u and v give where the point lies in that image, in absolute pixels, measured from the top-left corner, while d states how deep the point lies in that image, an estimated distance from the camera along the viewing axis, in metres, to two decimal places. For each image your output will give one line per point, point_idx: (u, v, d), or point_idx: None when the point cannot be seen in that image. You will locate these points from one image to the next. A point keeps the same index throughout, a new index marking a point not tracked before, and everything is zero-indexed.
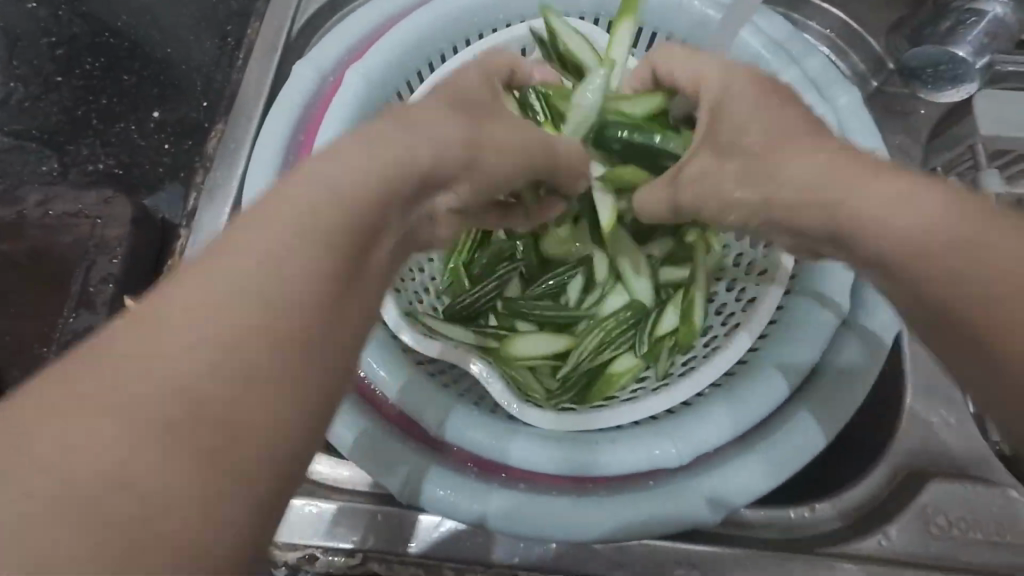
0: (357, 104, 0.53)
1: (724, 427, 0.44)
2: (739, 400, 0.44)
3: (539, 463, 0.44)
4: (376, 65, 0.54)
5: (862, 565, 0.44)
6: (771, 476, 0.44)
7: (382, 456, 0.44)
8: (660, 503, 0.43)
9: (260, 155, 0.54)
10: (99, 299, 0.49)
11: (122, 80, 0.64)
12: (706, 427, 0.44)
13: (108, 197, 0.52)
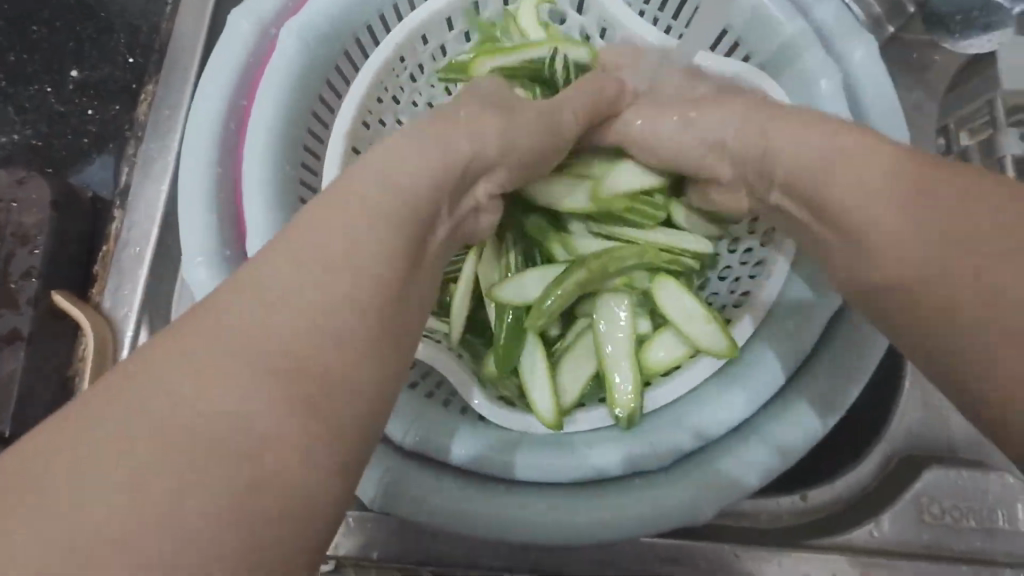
0: (305, 62, 0.46)
1: (704, 419, 0.41)
2: (721, 393, 0.42)
3: (512, 463, 0.42)
4: (322, 15, 0.46)
5: (852, 557, 0.43)
6: (767, 472, 0.40)
7: (351, 459, 0.42)
8: (647, 503, 0.40)
9: (197, 124, 0.47)
10: (22, 296, 0.44)
11: (31, 31, 0.54)
12: (686, 420, 0.42)
13: (21, 176, 0.46)
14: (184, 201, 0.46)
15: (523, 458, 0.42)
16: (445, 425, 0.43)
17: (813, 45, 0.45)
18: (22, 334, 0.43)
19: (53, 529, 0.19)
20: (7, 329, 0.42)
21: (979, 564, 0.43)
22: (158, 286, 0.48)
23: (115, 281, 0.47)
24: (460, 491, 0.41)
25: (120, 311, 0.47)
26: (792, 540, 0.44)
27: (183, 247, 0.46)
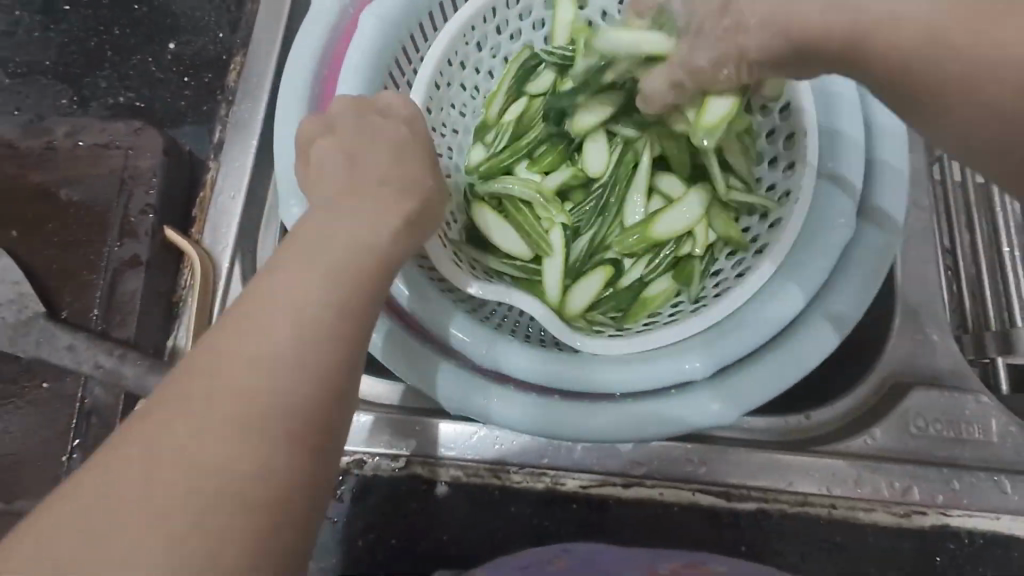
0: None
1: (734, 345, 0.45)
2: (750, 318, 0.46)
3: (558, 375, 0.46)
4: None
5: (850, 460, 0.50)
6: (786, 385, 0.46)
7: (415, 363, 0.47)
8: (673, 415, 0.46)
9: (288, 91, 0.52)
10: (140, 228, 0.51)
11: (132, 10, 0.62)
12: (719, 345, 0.45)
13: (137, 128, 0.53)
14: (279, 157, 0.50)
15: (569, 368, 0.46)
16: (498, 344, 0.46)
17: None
18: (142, 260, 0.50)
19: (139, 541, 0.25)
20: (130, 254, 0.50)
21: (959, 467, 0.50)
22: (248, 227, 0.56)
23: (212, 221, 0.55)
24: (512, 397, 0.46)
25: (218, 246, 0.54)
26: (797, 446, 0.51)
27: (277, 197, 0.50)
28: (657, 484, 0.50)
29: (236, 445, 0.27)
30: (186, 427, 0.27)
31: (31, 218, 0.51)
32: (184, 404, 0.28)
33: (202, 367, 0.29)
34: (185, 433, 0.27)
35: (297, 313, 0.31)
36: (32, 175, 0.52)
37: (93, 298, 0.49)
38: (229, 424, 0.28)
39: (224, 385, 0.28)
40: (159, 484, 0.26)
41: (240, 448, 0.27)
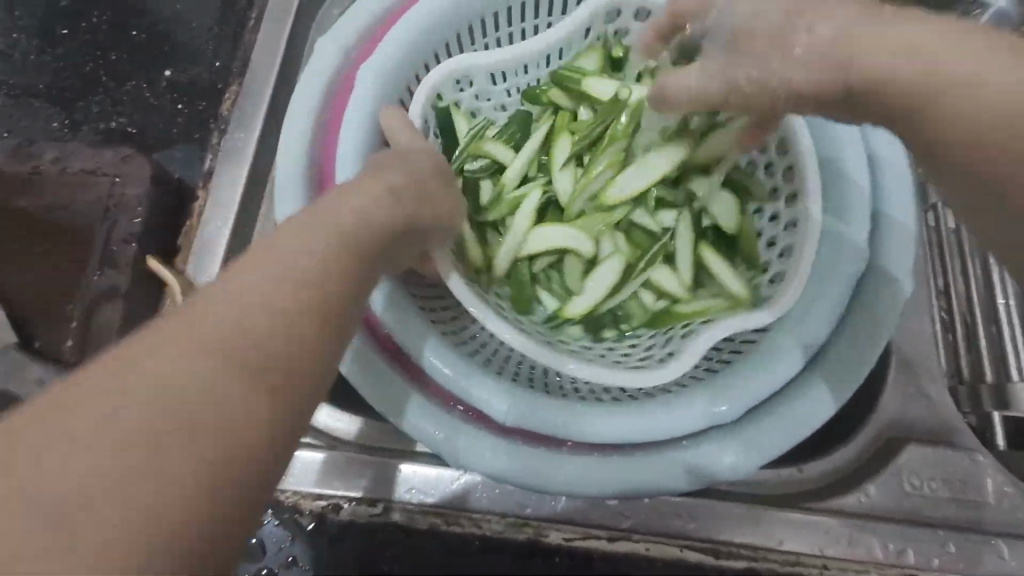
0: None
1: (739, 396, 0.45)
2: (737, 381, 0.46)
3: (560, 427, 0.44)
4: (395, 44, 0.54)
5: (843, 519, 0.48)
6: (764, 454, 0.46)
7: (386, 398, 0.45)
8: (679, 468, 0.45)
9: (291, 132, 0.54)
10: (122, 258, 0.50)
11: (131, 36, 0.62)
12: (724, 396, 0.45)
13: (126, 155, 0.52)
14: (282, 200, 0.52)
15: (572, 421, 0.45)
16: (482, 382, 0.45)
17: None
18: (121, 290, 0.49)
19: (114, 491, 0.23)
20: (109, 284, 0.49)
21: (954, 529, 0.48)
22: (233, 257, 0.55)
23: (198, 253, 0.54)
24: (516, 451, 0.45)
25: (202, 278, 0.53)
26: (789, 503, 0.49)
27: None
28: (643, 539, 0.48)
29: (182, 405, 0.25)
30: (148, 372, 0.25)
31: (11, 244, 0.50)
32: (156, 363, 0.25)
33: (187, 312, 0.27)
34: (169, 380, 0.25)
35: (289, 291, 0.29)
36: (15, 201, 0.51)
37: (69, 329, 0.48)
38: (185, 391, 0.25)
39: (190, 357, 0.26)
40: (102, 430, 0.24)
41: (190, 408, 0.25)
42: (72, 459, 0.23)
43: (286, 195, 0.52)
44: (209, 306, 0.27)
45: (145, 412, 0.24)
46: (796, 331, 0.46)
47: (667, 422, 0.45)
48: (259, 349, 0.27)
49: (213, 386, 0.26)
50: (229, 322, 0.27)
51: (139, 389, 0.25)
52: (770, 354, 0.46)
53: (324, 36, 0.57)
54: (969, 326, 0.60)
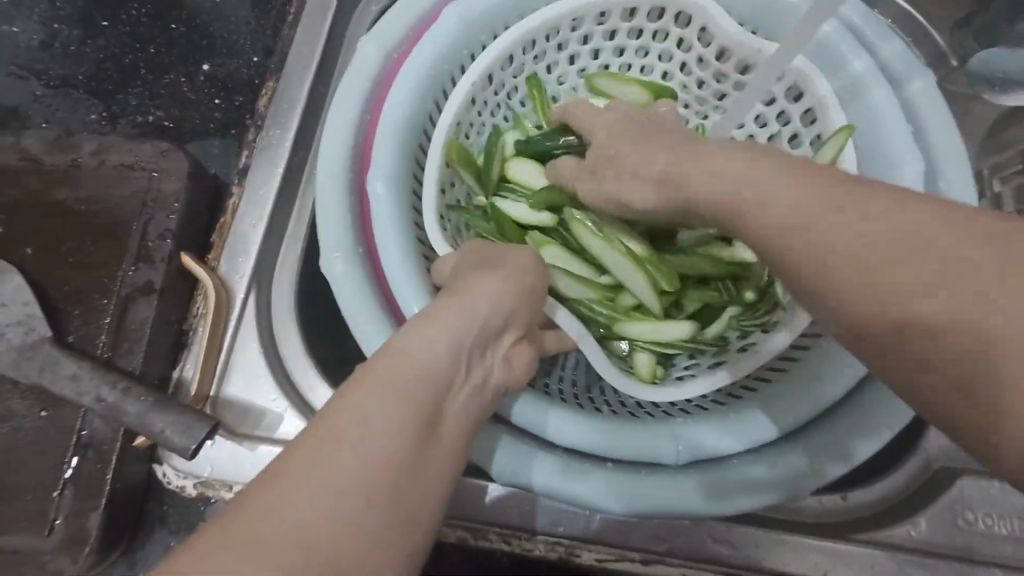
0: (423, 82, 0.53)
1: (801, 405, 0.46)
2: (784, 397, 0.47)
3: (618, 446, 0.46)
4: (438, 44, 0.53)
5: (893, 554, 0.46)
6: (827, 470, 0.45)
7: None
8: (751, 480, 0.45)
9: (331, 130, 0.53)
10: (157, 254, 0.49)
11: (170, 29, 0.62)
12: (782, 406, 0.46)
13: (163, 149, 0.51)
14: (321, 202, 0.52)
15: (635, 439, 0.46)
16: (535, 401, 0.47)
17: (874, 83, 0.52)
18: (155, 287, 0.48)
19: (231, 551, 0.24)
20: (143, 280, 0.48)
21: (1011, 570, 0.46)
22: (267, 256, 0.54)
23: (233, 251, 0.53)
24: (580, 473, 0.45)
25: (236, 277, 0.52)
26: (833, 533, 0.47)
27: (320, 244, 0.51)
28: (680, 564, 0.46)
29: (385, 471, 0.29)
30: (345, 454, 0.28)
31: (46, 237, 0.50)
32: (345, 430, 0.29)
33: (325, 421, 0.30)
34: (349, 442, 0.29)
35: (409, 373, 0.33)
36: (52, 193, 0.51)
37: (101, 324, 0.47)
38: (373, 458, 0.29)
39: (382, 423, 0.30)
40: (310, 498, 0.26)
41: (380, 479, 0.28)
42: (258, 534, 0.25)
43: (327, 198, 0.52)
44: (400, 382, 0.33)
45: (297, 486, 0.27)
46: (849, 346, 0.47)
47: (716, 439, 0.46)
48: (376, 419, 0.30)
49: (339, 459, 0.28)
50: (388, 395, 0.31)
51: (284, 489, 0.27)
52: (820, 367, 0.47)
53: (367, 35, 0.56)
54: None
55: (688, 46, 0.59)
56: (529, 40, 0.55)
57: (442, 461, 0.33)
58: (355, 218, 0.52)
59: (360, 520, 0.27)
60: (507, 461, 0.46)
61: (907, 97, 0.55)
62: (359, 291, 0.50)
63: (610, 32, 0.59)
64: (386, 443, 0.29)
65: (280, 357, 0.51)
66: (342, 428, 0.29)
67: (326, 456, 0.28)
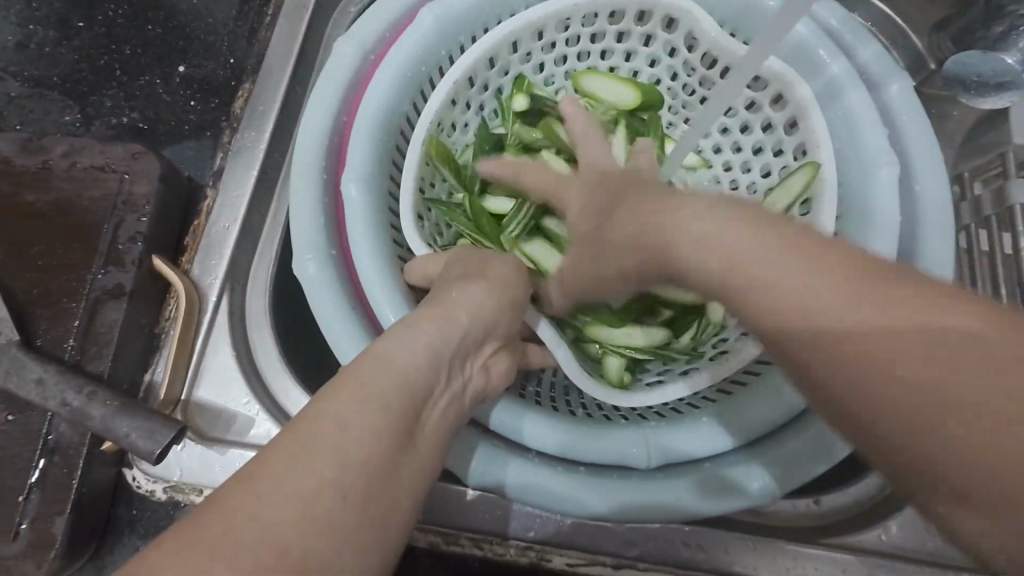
0: (398, 85, 0.53)
1: (774, 410, 0.46)
2: (758, 402, 0.46)
3: (593, 450, 0.46)
4: (414, 46, 0.53)
5: (865, 558, 0.46)
6: (798, 475, 0.45)
7: None
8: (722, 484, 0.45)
9: (307, 131, 0.53)
10: (127, 257, 0.49)
11: (146, 30, 0.61)
12: (756, 410, 0.46)
13: (136, 151, 0.51)
14: (296, 204, 0.51)
15: (608, 443, 0.46)
16: (511, 407, 0.47)
17: (850, 86, 0.52)
18: (125, 290, 0.48)
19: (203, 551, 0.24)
20: (113, 284, 0.48)
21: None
22: (241, 258, 0.54)
23: (206, 253, 0.53)
24: (555, 478, 0.45)
25: (209, 280, 0.52)
26: (805, 537, 0.47)
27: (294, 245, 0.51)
28: (652, 568, 0.46)
29: (360, 478, 0.28)
30: (325, 452, 0.28)
31: (17, 239, 0.50)
32: (318, 430, 0.28)
33: (303, 419, 0.29)
34: (325, 444, 0.28)
35: (390, 378, 0.33)
36: (22, 195, 0.51)
37: (70, 328, 0.47)
38: (349, 459, 0.28)
39: (360, 428, 0.29)
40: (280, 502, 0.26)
41: (354, 484, 0.28)
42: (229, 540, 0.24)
43: (302, 201, 0.51)
44: (378, 386, 0.32)
45: (270, 488, 0.26)
46: None
47: (690, 444, 0.46)
48: (357, 420, 0.29)
49: (312, 460, 0.27)
50: (367, 401, 0.31)
51: (257, 491, 0.26)
52: None
53: (343, 36, 0.55)
54: None
55: (671, 49, 0.58)
56: (510, 41, 0.54)
57: (417, 470, 0.32)
58: (329, 221, 0.52)
59: (332, 525, 0.26)
60: (482, 466, 0.45)
61: (885, 99, 0.55)
62: (332, 294, 0.50)
63: (593, 34, 0.59)
64: (361, 449, 0.29)
65: (252, 360, 0.51)
66: (319, 428, 0.29)
67: (306, 456, 0.27)
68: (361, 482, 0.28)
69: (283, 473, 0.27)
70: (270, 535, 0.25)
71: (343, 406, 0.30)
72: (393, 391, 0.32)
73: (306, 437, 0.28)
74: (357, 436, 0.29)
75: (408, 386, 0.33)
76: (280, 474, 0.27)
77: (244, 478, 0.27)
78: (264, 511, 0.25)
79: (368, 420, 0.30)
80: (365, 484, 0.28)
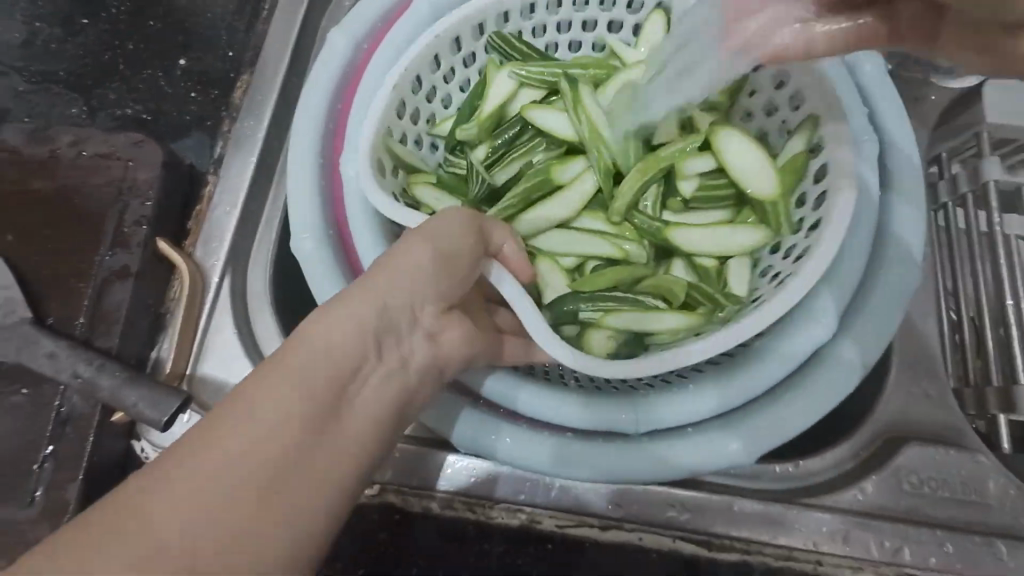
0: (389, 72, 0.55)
1: (754, 378, 0.48)
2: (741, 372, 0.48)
3: (579, 418, 0.48)
4: (406, 34, 0.55)
5: (840, 517, 0.48)
6: (773, 437, 0.48)
7: None
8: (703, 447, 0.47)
9: (304, 115, 0.55)
10: (133, 239, 0.51)
11: (148, 25, 0.64)
12: (738, 379, 0.48)
13: (140, 140, 0.54)
14: (294, 182, 0.53)
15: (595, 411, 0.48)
16: (500, 375, 0.48)
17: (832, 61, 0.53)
18: (131, 271, 0.51)
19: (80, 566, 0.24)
20: (120, 265, 0.50)
21: (955, 532, 0.48)
22: (242, 242, 0.56)
23: (208, 236, 0.55)
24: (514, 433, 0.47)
25: (211, 261, 0.54)
26: (785, 497, 0.49)
27: (291, 224, 0.53)
28: (636, 528, 0.48)
29: (253, 473, 0.28)
30: (221, 457, 0.28)
31: (28, 224, 0.52)
32: (217, 429, 0.29)
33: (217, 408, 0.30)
34: (222, 442, 0.29)
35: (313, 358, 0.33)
36: (33, 182, 0.53)
37: (80, 307, 0.49)
38: (251, 457, 0.29)
39: (263, 420, 0.30)
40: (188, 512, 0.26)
41: (247, 480, 0.28)
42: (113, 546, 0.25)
43: (298, 180, 0.53)
44: (297, 370, 0.32)
45: (173, 491, 0.27)
46: (801, 327, 0.49)
47: (673, 412, 0.48)
48: (263, 413, 0.30)
49: (204, 467, 0.28)
50: (279, 386, 0.31)
51: (146, 495, 0.27)
52: (773, 344, 0.49)
53: (338, 27, 0.57)
54: (981, 314, 0.61)
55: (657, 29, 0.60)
56: (499, 16, 0.56)
57: (336, 454, 0.32)
58: (325, 201, 0.54)
59: (231, 531, 0.27)
60: (471, 431, 0.47)
61: (863, 79, 0.57)
62: (328, 270, 0.52)
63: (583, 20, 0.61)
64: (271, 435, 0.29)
65: (253, 337, 0.53)
66: (220, 426, 0.29)
67: (205, 452, 0.28)
68: (259, 480, 0.28)
69: (178, 471, 0.27)
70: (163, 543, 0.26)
71: (250, 403, 0.30)
72: (310, 375, 0.33)
73: (204, 432, 0.29)
74: (252, 433, 0.29)
75: (332, 368, 0.33)
76: (171, 473, 0.27)
77: (137, 477, 0.28)
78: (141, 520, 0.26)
79: (274, 411, 0.30)
80: (263, 482, 0.29)
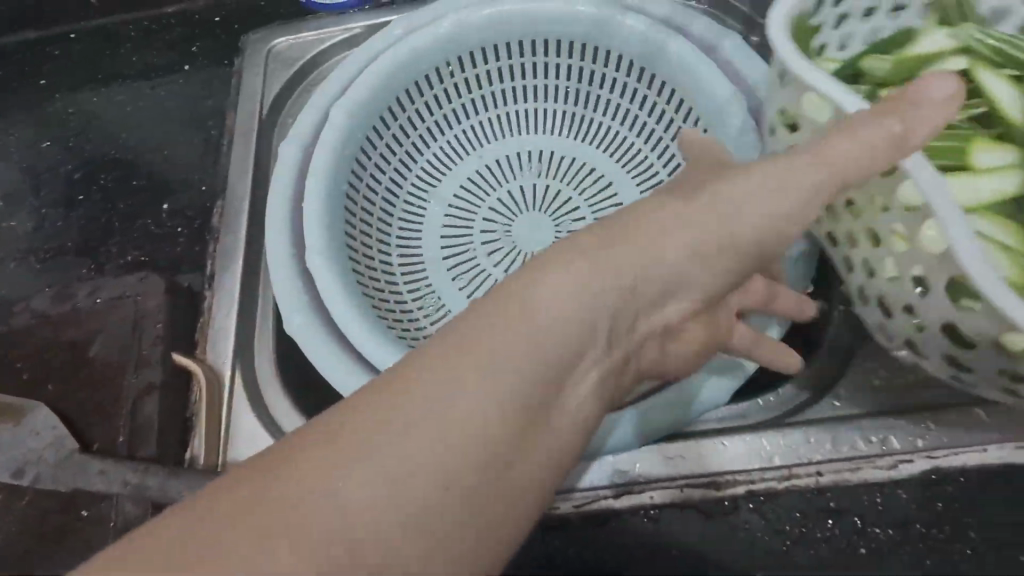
0: (331, 165, 0.63)
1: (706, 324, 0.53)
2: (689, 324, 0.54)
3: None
4: (341, 127, 0.64)
5: (821, 426, 0.51)
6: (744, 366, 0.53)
7: None
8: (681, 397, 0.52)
9: (274, 220, 0.62)
10: (152, 358, 0.59)
11: (132, 184, 0.76)
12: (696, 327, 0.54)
13: (144, 277, 0.63)
14: (279, 273, 0.60)
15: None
16: None
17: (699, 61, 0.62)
18: (155, 385, 0.58)
19: (327, 530, 0.25)
20: (145, 382, 0.58)
21: (935, 407, 0.51)
22: (243, 337, 0.63)
23: (215, 343, 0.61)
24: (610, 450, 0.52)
25: (221, 362, 0.61)
26: (775, 423, 0.53)
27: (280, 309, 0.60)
28: (644, 488, 0.52)
29: (398, 488, 0.26)
30: (354, 469, 0.26)
31: (64, 369, 0.60)
32: (308, 476, 0.26)
33: (331, 449, 0.27)
34: (378, 471, 0.26)
35: (602, 273, 0.34)
36: (63, 335, 0.62)
37: (119, 427, 0.57)
38: (445, 449, 0.27)
39: (440, 417, 0.28)
40: (326, 539, 0.25)
41: (362, 520, 0.26)
42: (326, 539, 0.25)
43: (283, 272, 0.60)
44: (383, 416, 0.27)
45: (325, 507, 0.25)
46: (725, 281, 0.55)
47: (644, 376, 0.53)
48: (423, 431, 0.27)
49: (403, 480, 0.26)
50: (412, 418, 0.27)
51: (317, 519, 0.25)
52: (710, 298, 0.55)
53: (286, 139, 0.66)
54: None
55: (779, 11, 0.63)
56: (402, 96, 0.69)
57: (530, 457, 0.30)
58: (309, 293, 0.60)
59: (416, 523, 0.26)
60: None
61: (723, 58, 0.64)
62: (328, 347, 0.57)
63: (480, 77, 0.72)
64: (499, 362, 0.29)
65: (268, 415, 0.59)
66: (424, 413, 0.28)
67: (337, 467, 0.26)
68: (443, 464, 0.27)
69: (338, 498, 0.26)
70: (348, 538, 0.25)
71: (365, 471, 0.26)
72: (432, 429, 0.27)
73: (330, 445, 0.27)
74: (442, 426, 0.28)
75: (515, 367, 0.30)
76: (284, 480, 0.26)
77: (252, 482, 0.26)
78: (331, 525, 0.25)
79: (431, 419, 0.28)
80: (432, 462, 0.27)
